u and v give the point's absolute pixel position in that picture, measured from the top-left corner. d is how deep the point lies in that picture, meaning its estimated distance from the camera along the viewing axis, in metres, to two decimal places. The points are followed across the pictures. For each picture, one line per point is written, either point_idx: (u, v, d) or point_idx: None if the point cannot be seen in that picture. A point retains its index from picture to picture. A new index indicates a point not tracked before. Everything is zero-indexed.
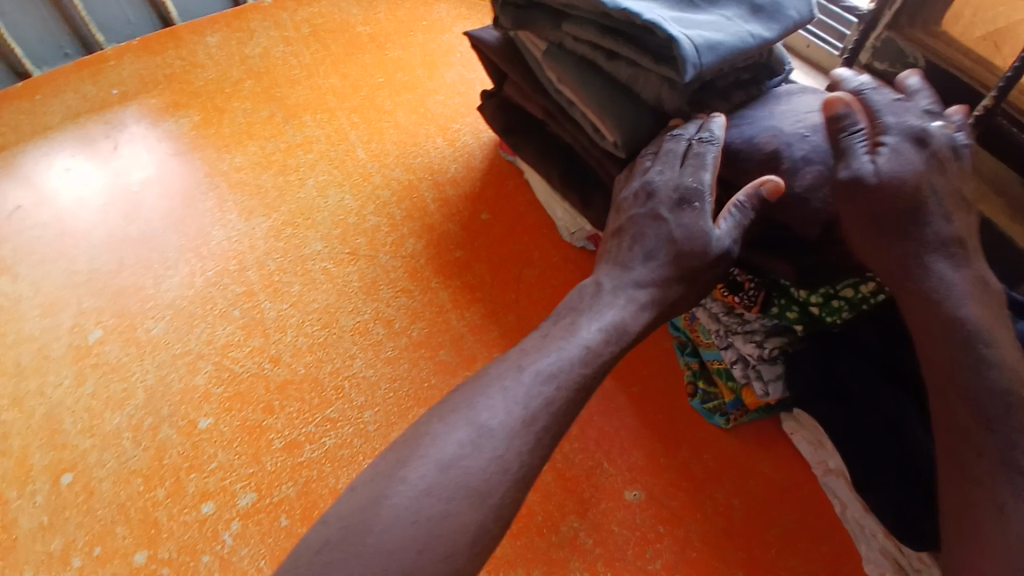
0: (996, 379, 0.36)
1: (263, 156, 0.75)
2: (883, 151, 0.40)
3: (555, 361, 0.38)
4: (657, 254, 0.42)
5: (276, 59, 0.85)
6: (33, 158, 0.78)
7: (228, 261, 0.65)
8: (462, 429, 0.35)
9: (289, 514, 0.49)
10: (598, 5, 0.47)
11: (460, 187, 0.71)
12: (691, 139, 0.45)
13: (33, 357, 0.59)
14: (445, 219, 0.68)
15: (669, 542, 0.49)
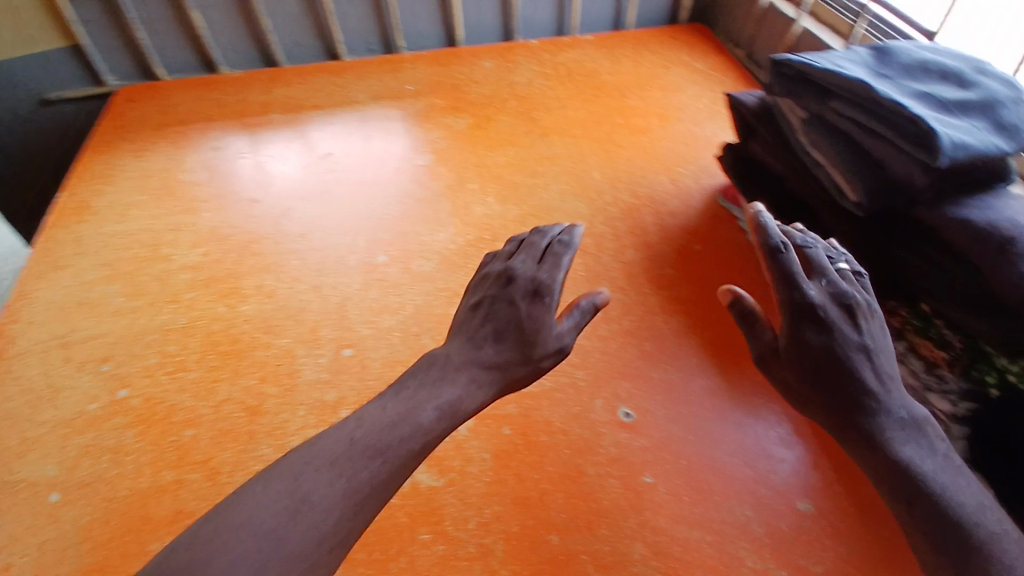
0: (906, 449, 0.47)
1: (518, 160, 0.91)
2: (815, 284, 0.54)
3: (389, 435, 0.45)
4: (505, 335, 0.53)
5: (536, 88, 1.04)
6: (344, 120, 1.01)
7: (483, 232, 0.82)
8: (286, 499, 0.40)
9: (512, 426, 0.63)
10: (873, 93, 0.59)
11: (678, 219, 0.82)
12: (552, 239, 0.62)
13: (335, 262, 0.79)
14: (662, 241, 0.80)
15: (833, 554, 0.54)
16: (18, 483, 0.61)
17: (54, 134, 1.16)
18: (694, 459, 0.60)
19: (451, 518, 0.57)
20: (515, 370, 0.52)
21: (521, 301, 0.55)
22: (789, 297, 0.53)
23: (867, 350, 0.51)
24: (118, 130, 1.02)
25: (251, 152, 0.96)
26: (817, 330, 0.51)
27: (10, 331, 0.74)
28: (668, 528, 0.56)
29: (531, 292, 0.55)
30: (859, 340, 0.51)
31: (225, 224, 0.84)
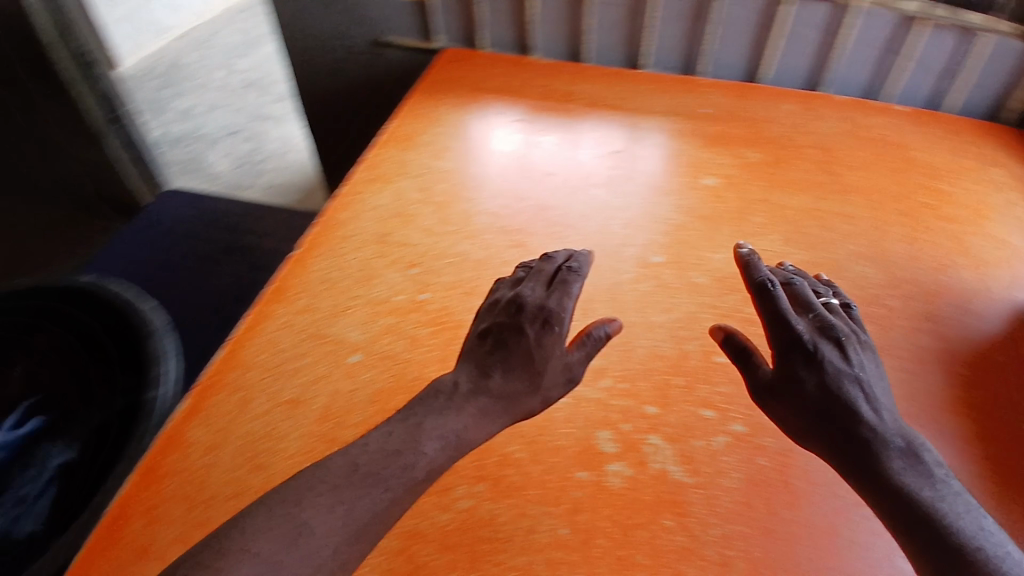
0: (886, 462, 0.53)
1: (808, 208, 0.91)
2: (811, 330, 0.63)
3: (386, 467, 0.51)
4: (505, 370, 0.60)
5: (837, 144, 1.01)
6: (642, 124, 1.04)
7: (762, 265, 0.82)
8: (290, 525, 0.46)
9: (767, 458, 0.62)
10: None
11: (981, 324, 0.79)
12: (560, 265, 0.71)
13: (616, 250, 0.84)
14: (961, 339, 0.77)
15: None
16: (327, 339, 0.72)
17: (372, 70, 1.32)
18: None
19: (697, 521, 0.58)
20: (522, 399, 0.59)
21: (530, 334, 0.63)
22: (785, 346, 0.62)
23: (827, 376, 0.59)
24: (442, 81, 1.14)
25: (551, 132, 1.03)
26: (803, 367, 0.60)
27: (338, 218, 0.86)
28: None
29: (539, 330, 0.63)
30: (852, 373, 0.59)
31: (522, 189, 0.92)
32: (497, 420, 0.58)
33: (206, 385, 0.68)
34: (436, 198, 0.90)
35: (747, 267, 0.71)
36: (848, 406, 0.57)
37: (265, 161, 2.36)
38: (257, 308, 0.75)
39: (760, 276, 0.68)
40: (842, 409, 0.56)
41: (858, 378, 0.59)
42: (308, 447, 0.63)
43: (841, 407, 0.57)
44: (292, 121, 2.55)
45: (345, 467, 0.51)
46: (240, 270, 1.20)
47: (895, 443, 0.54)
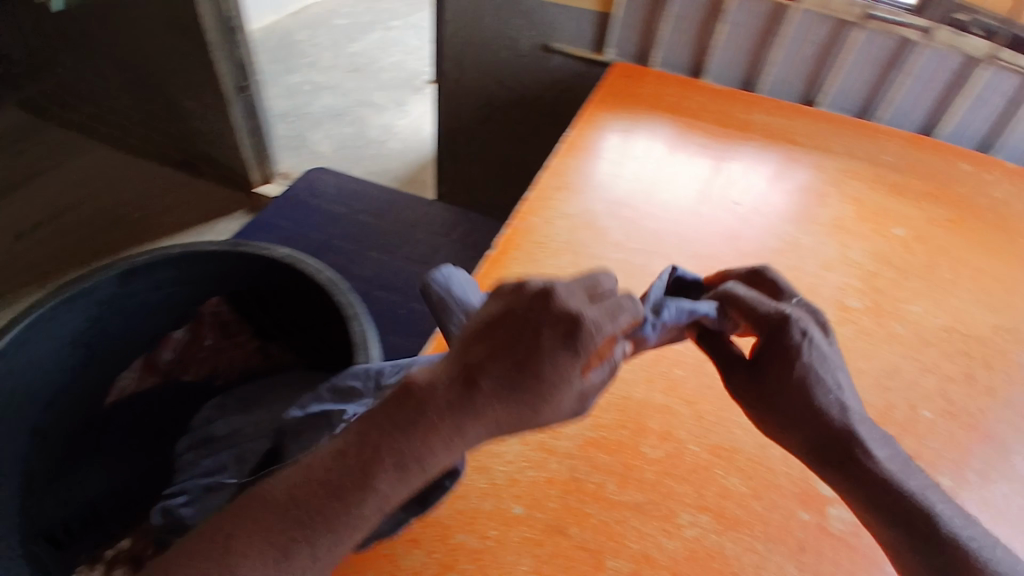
0: (826, 402, 0.55)
1: (988, 271, 0.93)
2: (799, 338, 0.56)
3: (401, 471, 0.43)
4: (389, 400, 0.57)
5: (1011, 215, 1.03)
6: (820, 163, 1.05)
7: (950, 326, 0.84)
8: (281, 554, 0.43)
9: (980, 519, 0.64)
10: None
11: None
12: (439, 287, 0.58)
13: (808, 288, 0.84)
14: None
15: None
16: None
17: (533, 75, 1.34)
18: None
19: None
20: (534, 415, 0.44)
21: (545, 339, 0.44)
22: (756, 318, 0.57)
23: (806, 351, 0.56)
24: (619, 96, 1.14)
25: (732, 158, 1.02)
26: (806, 387, 0.56)
27: (533, 222, 0.85)
28: None
29: (458, 395, 0.44)
30: (831, 361, 0.57)
31: (712, 215, 0.92)
32: (501, 426, 0.44)
33: None
34: (627, 213, 0.89)
35: (734, 301, 0.59)
36: (812, 385, 0.56)
37: (369, 147, 2.31)
38: None
39: (743, 299, 0.59)
40: (822, 385, 0.56)
41: (848, 393, 0.57)
42: (529, 453, 0.62)
43: (799, 395, 0.56)
44: (396, 108, 2.50)
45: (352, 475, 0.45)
46: (373, 236, 1.16)
47: (887, 453, 0.54)
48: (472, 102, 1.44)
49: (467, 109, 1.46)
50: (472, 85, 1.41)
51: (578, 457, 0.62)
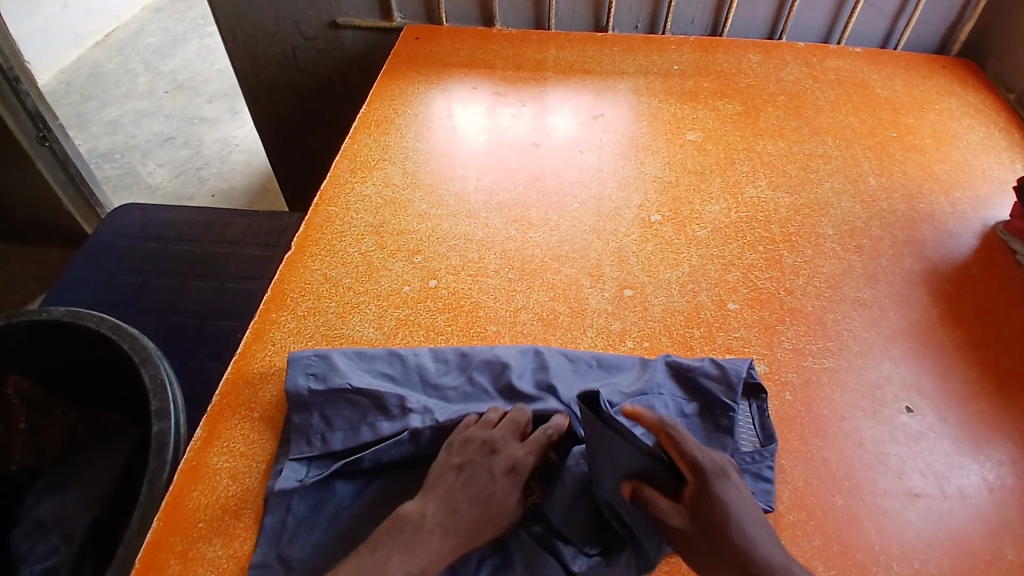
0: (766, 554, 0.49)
1: (787, 152, 0.93)
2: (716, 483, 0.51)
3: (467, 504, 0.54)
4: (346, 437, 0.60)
5: (805, 89, 1.05)
6: (617, 87, 1.06)
7: (755, 212, 0.85)
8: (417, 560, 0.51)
9: (791, 391, 0.66)
10: None
11: (972, 244, 0.84)
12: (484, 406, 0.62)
13: (610, 212, 0.85)
14: (961, 263, 0.81)
15: None
16: (344, 339, 0.69)
17: (331, 58, 1.28)
18: (981, 450, 0.63)
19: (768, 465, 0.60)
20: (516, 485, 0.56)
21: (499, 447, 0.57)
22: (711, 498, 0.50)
23: (733, 512, 0.50)
24: (411, 62, 1.11)
25: (528, 103, 1.03)
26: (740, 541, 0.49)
27: (329, 212, 0.83)
28: (956, 516, 0.58)
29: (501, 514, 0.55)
30: (750, 510, 0.51)
31: (510, 163, 0.92)
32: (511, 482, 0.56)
33: (219, 408, 0.64)
34: (427, 180, 0.88)
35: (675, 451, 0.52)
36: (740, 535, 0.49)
37: (209, 165, 2.16)
38: (258, 319, 0.71)
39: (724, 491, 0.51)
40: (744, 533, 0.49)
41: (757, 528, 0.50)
42: None
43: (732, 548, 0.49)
44: (231, 120, 2.33)
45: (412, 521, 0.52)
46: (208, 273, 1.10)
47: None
48: (279, 98, 1.37)
49: (275, 106, 1.38)
50: (272, 81, 1.33)
51: None
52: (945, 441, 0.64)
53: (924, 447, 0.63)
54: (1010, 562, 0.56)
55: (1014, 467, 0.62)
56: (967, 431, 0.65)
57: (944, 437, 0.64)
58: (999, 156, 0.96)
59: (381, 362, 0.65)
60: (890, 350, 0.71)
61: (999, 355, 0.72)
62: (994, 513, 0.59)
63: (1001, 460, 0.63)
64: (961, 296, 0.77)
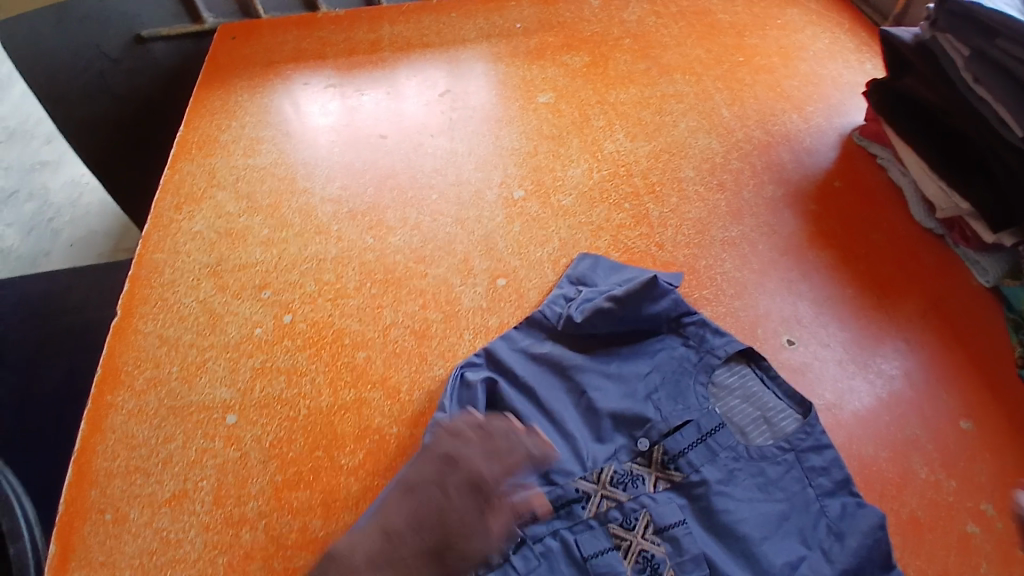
0: None
1: (640, 98, 0.91)
2: None
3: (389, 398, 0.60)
4: None
5: (649, 28, 1.02)
6: (461, 57, 0.98)
7: (617, 167, 0.82)
8: None
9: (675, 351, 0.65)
10: None
11: (826, 157, 0.85)
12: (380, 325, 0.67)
13: (472, 197, 0.79)
14: (819, 180, 0.82)
15: (995, 462, 0.58)
16: (193, 407, 0.61)
17: (147, 80, 1.09)
18: (859, 366, 0.65)
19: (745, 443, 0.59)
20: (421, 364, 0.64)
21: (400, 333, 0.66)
22: None
23: None
24: (229, 67, 0.99)
25: (367, 90, 0.94)
26: None
27: (154, 261, 0.73)
28: (844, 441, 0.60)
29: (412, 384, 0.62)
30: None
31: (356, 162, 0.84)
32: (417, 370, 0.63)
33: (67, 518, 0.55)
34: (267, 200, 0.79)
35: None
36: None
37: (61, 214, 1.86)
38: (91, 406, 0.62)
39: None
40: None
41: None
42: (216, 540, 0.53)
43: None
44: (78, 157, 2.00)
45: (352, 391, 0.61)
46: (66, 354, 0.97)
47: None
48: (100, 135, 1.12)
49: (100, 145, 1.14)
50: (87, 118, 1.09)
51: (269, 513, 0.55)
52: (831, 366, 0.65)
53: (812, 378, 0.64)
54: (905, 474, 0.58)
55: (900, 378, 0.64)
56: (851, 350, 0.66)
57: (826, 363, 0.65)
58: (847, 60, 0.97)
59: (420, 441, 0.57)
60: (765, 286, 0.71)
61: (865, 266, 0.73)
62: (887, 431, 0.60)
63: (889, 374, 0.64)
64: (826, 214, 0.78)
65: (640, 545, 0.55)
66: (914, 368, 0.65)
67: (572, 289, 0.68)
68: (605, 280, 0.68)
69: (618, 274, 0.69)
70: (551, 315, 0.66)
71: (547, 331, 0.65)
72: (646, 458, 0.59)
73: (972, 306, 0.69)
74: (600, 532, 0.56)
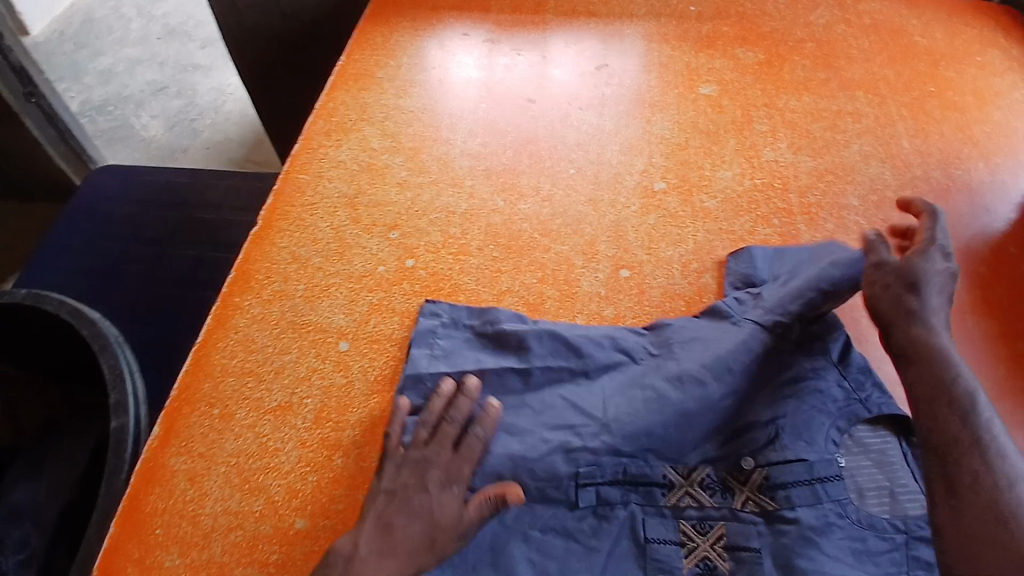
0: None
1: (812, 109, 0.83)
2: None
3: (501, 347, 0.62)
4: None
5: (838, 35, 0.92)
6: (626, 33, 0.94)
7: (772, 179, 0.76)
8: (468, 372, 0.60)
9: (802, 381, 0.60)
10: None
11: (1019, 216, 0.74)
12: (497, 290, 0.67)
13: (610, 180, 0.76)
14: (1004, 239, 0.72)
15: None
16: (311, 326, 0.64)
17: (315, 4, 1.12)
18: None
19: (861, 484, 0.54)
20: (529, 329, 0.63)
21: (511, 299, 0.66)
22: None
23: None
24: (396, 5, 1.00)
25: (524, 51, 0.92)
26: None
27: (298, 181, 0.76)
28: None
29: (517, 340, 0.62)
30: None
31: (500, 122, 0.83)
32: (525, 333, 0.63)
33: (178, 403, 0.60)
34: (410, 143, 0.80)
35: None
36: None
37: (203, 116, 2.01)
38: (218, 305, 0.66)
39: None
40: None
41: None
42: (308, 457, 0.56)
43: None
44: (226, 66, 2.15)
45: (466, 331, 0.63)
46: (196, 249, 1.04)
47: None
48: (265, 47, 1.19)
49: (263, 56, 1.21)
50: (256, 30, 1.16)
51: (362, 444, 0.57)
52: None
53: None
54: None
55: None
56: None
57: None
58: None
59: (555, 387, 0.59)
60: None
61: None
62: None
63: None
64: (994, 279, 0.69)
65: (706, 552, 0.53)
66: None
67: (746, 293, 0.64)
68: (772, 275, 0.66)
69: (783, 266, 0.66)
70: (739, 321, 0.61)
71: (722, 324, 0.61)
72: (744, 475, 0.56)
73: None
74: (670, 525, 0.54)
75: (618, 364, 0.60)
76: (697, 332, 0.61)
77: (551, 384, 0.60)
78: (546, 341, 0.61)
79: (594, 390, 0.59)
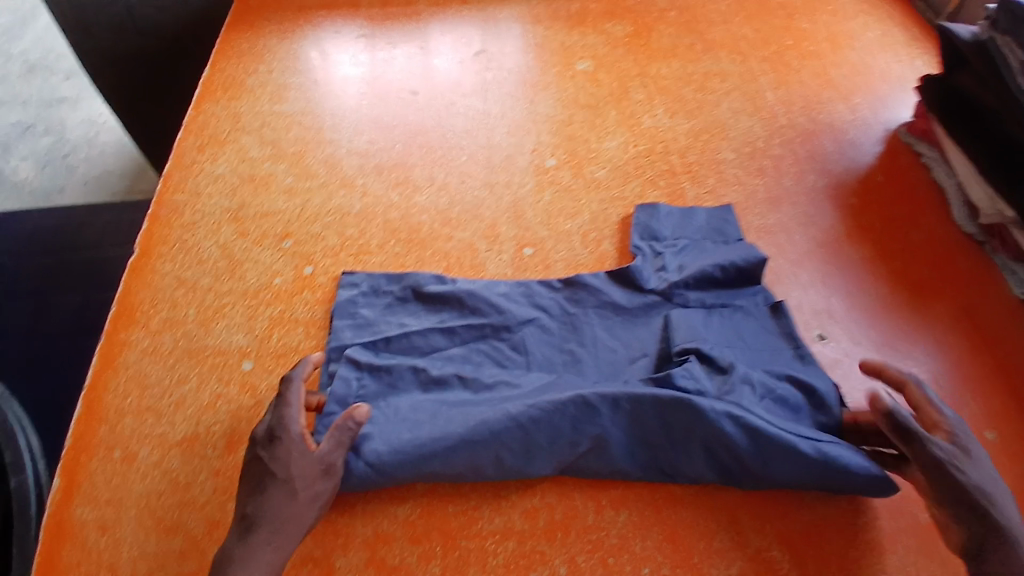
0: None
1: (683, 74, 0.88)
2: None
3: (428, 323, 0.61)
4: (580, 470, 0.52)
5: (696, 2, 0.98)
6: (500, 16, 0.95)
7: (655, 143, 0.79)
8: (411, 324, 0.61)
9: None
10: None
11: (871, 152, 0.81)
12: (441, 277, 0.64)
13: (503, 161, 0.77)
14: (862, 175, 0.79)
15: (1012, 476, 0.56)
16: (208, 351, 0.60)
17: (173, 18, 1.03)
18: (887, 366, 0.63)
19: None
20: (468, 312, 0.61)
21: (458, 284, 0.64)
22: None
23: None
24: (261, 9, 0.95)
25: (401, 43, 0.91)
26: None
27: (175, 202, 0.71)
28: None
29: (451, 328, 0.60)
30: None
31: (386, 117, 0.81)
32: (462, 315, 0.61)
33: (73, 454, 0.54)
34: (293, 147, 0.77)
35: None
36: None
37: (73, 150, 1.70)
38: (104, 341, 0.60)
39: None
40: None
41: None
42: (225, 484, 0.53)
43: None
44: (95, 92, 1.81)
45: (394, 303, 0.63)
46: (76, 292, 0.96)
47: None
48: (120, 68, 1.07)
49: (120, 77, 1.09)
50: (110, 54, 1.04)
51: None
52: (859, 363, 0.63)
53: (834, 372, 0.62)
54: None
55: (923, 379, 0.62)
56: (877, 346, 0.64)
57: (854, 357, 0.63)
58: (897, 53, 0.92)
59: (477, 343, 0.60)
60: (797, 276, 0.69)
61: (903, 266, 0.71)
62: None
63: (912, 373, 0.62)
64: (865, 208, 0.76)
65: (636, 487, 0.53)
66: (938, 370, 0.62)
67: (649, 247, 0.67)
68: (674, 231, 0.69)
69: (687, 226, 0.69)
70: (650, 282, 0.64)
71: (637, 286, 0.63)
72: None
73: (1004, 317, 0.66)
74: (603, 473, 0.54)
75: (535, 319, 0.61)
76: (609, 296, 0.63)
77: (473, 339, 0.60)
78: (467, 302, 0.62)
79: (515, 344, 0.60)
